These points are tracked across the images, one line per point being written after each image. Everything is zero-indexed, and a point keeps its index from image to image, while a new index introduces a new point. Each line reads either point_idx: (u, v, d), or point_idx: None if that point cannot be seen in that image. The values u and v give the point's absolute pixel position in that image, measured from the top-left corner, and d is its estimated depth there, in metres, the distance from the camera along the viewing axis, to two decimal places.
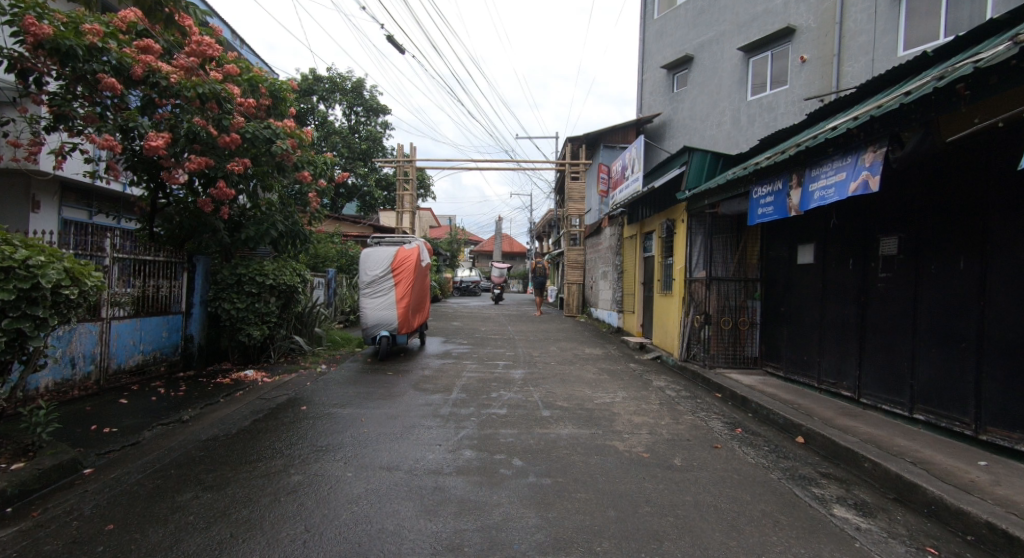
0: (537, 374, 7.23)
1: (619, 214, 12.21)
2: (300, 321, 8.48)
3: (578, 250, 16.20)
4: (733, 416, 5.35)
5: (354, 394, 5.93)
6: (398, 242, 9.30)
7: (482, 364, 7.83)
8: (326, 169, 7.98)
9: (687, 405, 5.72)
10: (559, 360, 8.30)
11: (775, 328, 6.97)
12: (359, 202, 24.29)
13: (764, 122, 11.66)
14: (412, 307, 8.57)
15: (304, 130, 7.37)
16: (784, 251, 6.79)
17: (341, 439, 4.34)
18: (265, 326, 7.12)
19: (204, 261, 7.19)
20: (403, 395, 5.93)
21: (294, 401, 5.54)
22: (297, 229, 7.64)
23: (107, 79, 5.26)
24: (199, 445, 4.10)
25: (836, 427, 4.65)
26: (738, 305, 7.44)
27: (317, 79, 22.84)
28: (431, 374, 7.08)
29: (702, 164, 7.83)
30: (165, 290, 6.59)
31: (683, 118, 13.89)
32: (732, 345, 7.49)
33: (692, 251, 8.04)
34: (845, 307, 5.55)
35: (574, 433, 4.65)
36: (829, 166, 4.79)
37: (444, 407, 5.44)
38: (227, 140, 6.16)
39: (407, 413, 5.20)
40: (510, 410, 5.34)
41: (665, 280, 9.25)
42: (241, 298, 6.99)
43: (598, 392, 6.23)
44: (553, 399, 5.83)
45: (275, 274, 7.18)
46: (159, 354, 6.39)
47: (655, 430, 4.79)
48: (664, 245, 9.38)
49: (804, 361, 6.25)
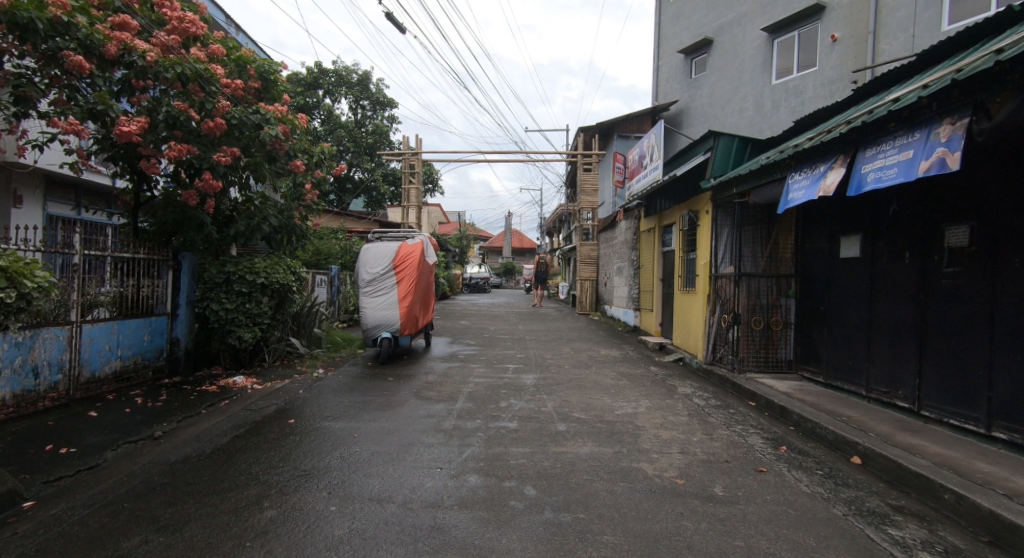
0: (551, 379, 6.64)
1: (635, 206, 11.57)
2: (298, 322, 7.97)
3: (591, 245, 15.56)
4: (775, 430, 4.72)
5: (350, 403, 5.40)
6: (400, 236, 8.73)
7: (490, 369, 7.25)
8: (323, 160, 7.45)
9: (720, 417, 5.10)
10: (573, 363, 7.71)
11: (812, 329, 6.34)
12: (366, 198, 23.79)
13: (790, 107, 10.93)
14: (416, 306, 8.02)
15: (298, 116, 6.84)
16: (823, 243, 6.16)
17: (329, 461, 3.79)
18: (257, 328, 6.64)
19: (190, 259, 6.66)
20: (403, 404, 5.39)
21: (282, 413, 5.00)
22: (292, 224, 7.15)
23: (74, 57, 4.73)
24: (165, 469, 3.57)
25: (900, 446, 4.01)
26: (769, 304, 6.82)
27: (322, 72, 22.34)
28: (435, 380, 6.52)
29: (729, 151, 7.25)
30: (147, 290, 6.06)
31: (702, 105, 13.17)
32: (763, 347, 6.86)
33: (717, 246, 7.46)
34: (898, 307, 4.92)
35: (594, 453, 4.07)
36: (892, 145, 4.09)
37: (447, 420, 4.87)
38: (211, 126, 5.70)
39: (406, 427, 4.65)
40: (521, 424, 4.77)
41: (686, 276, 8.62)
42: (230, 298, 6.48)
43: (618, 401, 5.64)
44: (569, 410, 5.23)
45: (267, 272, 6.68)
46: (140, 360, 5.87)
47: (686, 448, 4.19)
48: (685, 239, 8.76)
49: (848, 367, 5.61)
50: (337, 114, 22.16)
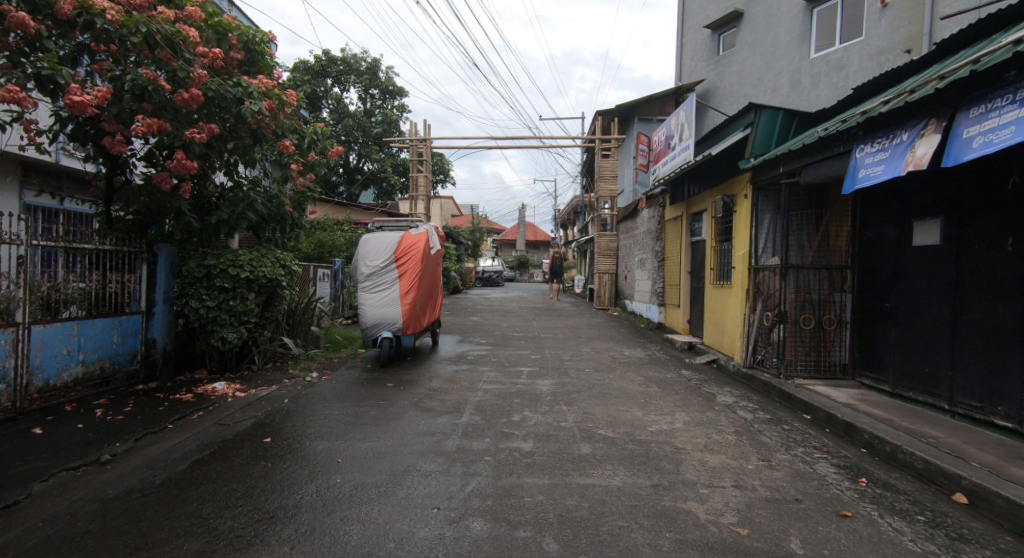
0: (570, 386, 5.87)
1: (659, 193, 10.71)
2: (293, 319, 7.30)
3: (609, 236, 14.69)
4: (846, 455, 3.88)
5: (340, 416, 4.69)
6: (402, 227, 8.03)
7: (502, 372, 6.49)
8: (315, 142, 6.76)
9: (774, 437, 4.28)
10: (593, 366, 6.93)
11: (875, 330, 5.49)
12: (376, 190, 23.17)
13: (832, 82, 9.94)
14: (420, 303, 7.31)
15: (288, 92, 6.11)
16: (890, 230, 5.30)
17: (302, 497, 3.08)
18: (243, 328, 5.98)
19: (168, 251, 5.88)
20: (401, 417, 4.67)
21: (258, 428, 4.28)
22: (282, 212, 6.44)
23: (16, 14, 4.02)
24: (95, 510, 2.87)
25: (1018, 481, 3.17)
26: (821, 300, 5.97)
27: (330, 60, 21.68)
28: (439, 386, 5.79)
29: (772, 125, 6.37)
30: (115, 287, 5.37)
31: (731, 84, 12.22)
32: (813, 349, 6.02)
33: (757, 234, 6.62)
34: (1000, 305, 4.06)
35: (629, 487, 3.28)
36: (1010, 100, 3.20)
37: (450, 439, 4.12)
38: (184, 97, 4.96)
39: (402, 446, 3.94)
40: (537, 444, 4.01)
41: (720, 268, 7.78)
42: (212, 294, 5.80)
43: (650, 414, 4.84)
44: (593, 426, 4.46)
45: (253, 265, 5.98)
46: (108, 365, 5.22)
47: (742, 481, 3.39)
48: (718, 228, 7.90)
49: (925, 375, 4.76)
50: (346, 103, 21.57)
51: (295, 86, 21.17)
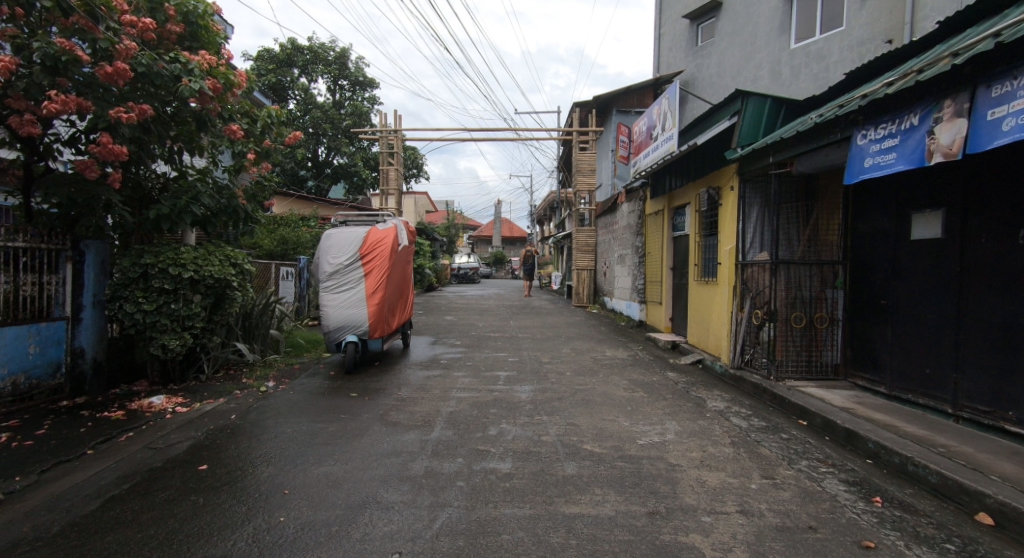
0: (551, 393, 5.44)
1: (639, 187, 10.36)
2: (248, 322, 6.70)
3: (587, 232, 14.35)
4: (853, 469, 3.54)
5: (294, 434, 4.15)
6: (369, 221, 7.48)
7: (477, 378, 6.03)
8: (270, 127, 6.11)
9: (773, 448, 3.92)
10: (575, 369, 6.52)
11: (870, 328, 5.20)
12: (346, 184, 22.35)
13: (812, 73, 9.74)
14: (388, 303, 6.77)
15: (238, 72, 5.49)
16: (886, 222, 5.02)
17: (232, 544, 2.55)
18: (186, 334, 5.38)
19: (98, 248, 5.22)
20: (364, 434, 4.17)
21: (194, 453, 3.71)
22: (233, 205, 5.81)
23: None
24: None
25: None
26: (812, 297, 5.66)
27: (297, 48, 20.75)
28: (408, 395, 5.29)
29: (760, 113, 6.05)
30: (31, 290, 4.69)
31: (710, 75, 11.96)
32: (804, 349, 5.71)
33: (744, 228, 6.29)
34: (1009, 303, 3.79)
35: (621, 518, 2.85)
36: None
37: (418, 461, 3.64)
38: (108, 72, 4.34)
39: (361, 471, 3.43)
40: (517, 465, 3.55)
41: (704, 264, 7.44)
42: (149, 298, 5.16)
43: (639, 424, 4.45)
44: (578, 440, 4.05)
45: (198, 264, 5.37)
46: (22, 379, 4.57)
47: (747, 505, 2.99)
48: (702, 222, 7.57)
49: (925, 376, 4.48)
50: (313, 93, 20.68)
51: (259, 75, 20.24)
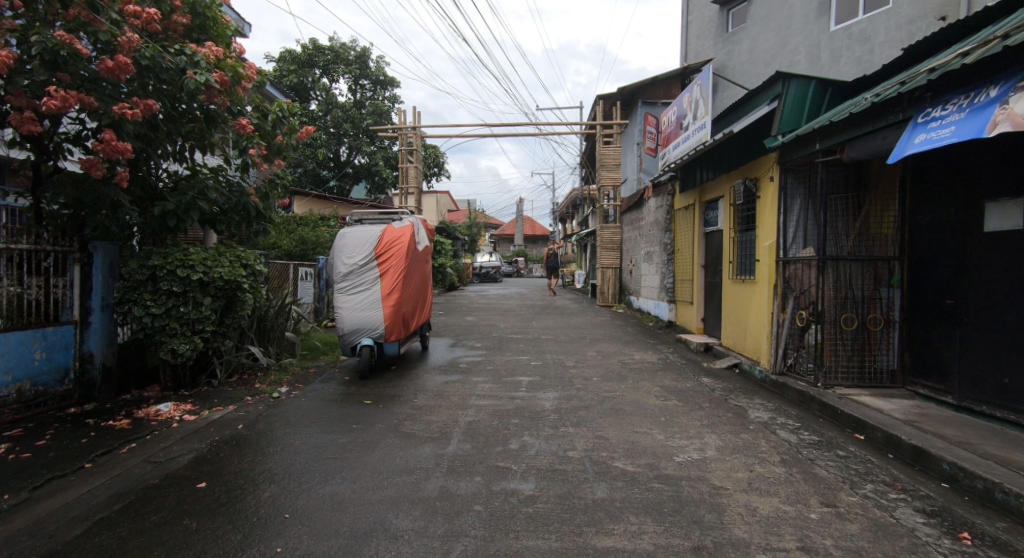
0: (577, 401, 5.06)
1: (667, 181, 9.88)
2: (263, 325, 6.50)
3: (612, 229, 13.88)
4: (928, 496, 3.08)
5: (301, 446, 3.88)
6: (385, 220, 7.22)
7: (498, 384, 5.69)
8: (281, 121, 5.88)
9: (830, 469, 3.47)
10: (602, 374, 6.12)
11: (932, 332, 4.70)
12: (368, 183, 22.25)
13: (855, 56, 9.11)
14: (405, 304, 6.48)
15: (247, 65, 5.26)
16: (950, 213, 4.51)
17: None
18: (197, 338, 5.18)
19: (106, 250, 5.04)
20: (376, 447, 3.87)
21: (195, 468, 3.44)
22: (244, 203, 5.60)
23: None
24: None
25: None
26: (865, 297, 5.18)
27: (318, 48, 20.70)
28: (425, 404, 4.99)
29: (803, 97, 5.55)
30: (37, 293, 4.50)
31: (742, 63, 11.38)
32: (856, 354, 5.21)
33: (786, 222, 5.81)
34: None
35: (662, 555, 2.47)
36: None
37: (431, 480, 3.31)
38: (110, 66, 4.10)
39: (371, 492, 3.13)
40: (541, 486, 3.19)
41: (740, 262, 6.97)
42: (158, 301, 4.97)
43: (675, 437, 4.04)
44: (609, 456, 3.67)
45: (208, 265, 5.17)
46: (29, 386, 4.40)
47: (809, 541, 2.58)
48: (738, 216, 7.08)
49: (1003, 387, 3.98)
50: (334, 93, 20.62)
51: (281, 76, 20.28)
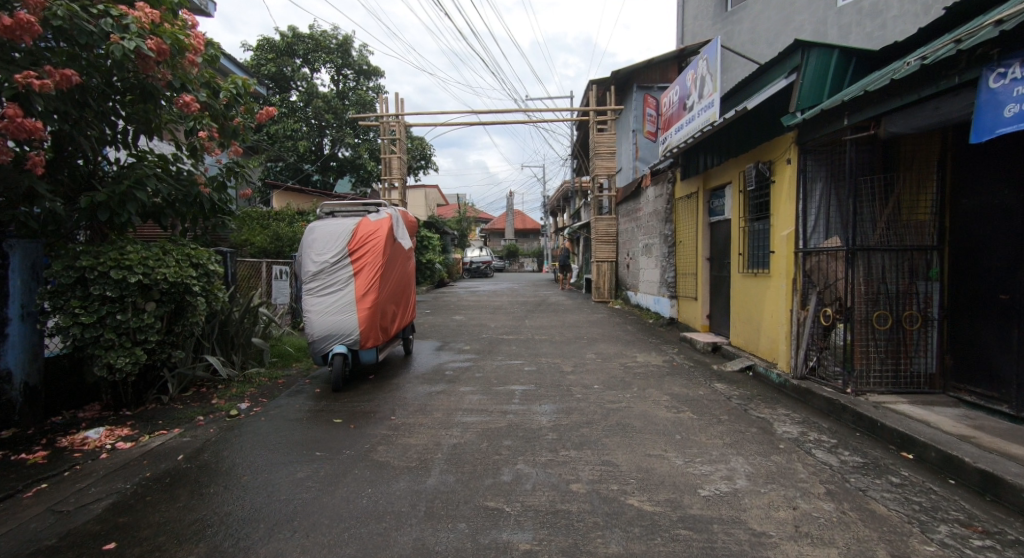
0: (578, 415, 4.43)
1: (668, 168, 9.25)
2: (226, 331, 5.81)
3: (607, 221, 13.25)
4: (1020, 542, 2.48)
5: (249, 484, 3.21)
6: (360, 212, 6.54)
7: (488, 395, 5.04)
8: (238, 101, 5.14)
9: (889, 503, 2.87)
10: (604, 381, 5.49)
11: (983, 331, 4.13)
12: (353, 177, 21.45)
13: (865, 32, 8.47)
14: (383, 306, 5.80)
15: (194, 35, 4.53)
16: (1005, 196, 3.95)
17: None
18: (138, 349, 4.47)
19: (25, 250, 4.31)
20: (341, 482, 3.22)
21: (109, 520, 2.77)
22: (194, 193, 4.89)
23: None
24: None
25: None
26: (900, 292, 4.59)
27: (298, 37, 19.82)
28: (404, 422, 4.33)
29: (825, 69, 4.93)
30: None
31: (744, 43, 10.74)
32: (890, 356, 4.61)
33: (807, 209, 5.20)
34: None
35: None
36: None
37: (404, 530, 2.66)
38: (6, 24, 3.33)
39: (325, 551, 2.47)
40: (540, 538, 2.56)
41: (751, 253, 6.37)
42: (89, 307, 4.25)
43: (696, 462, 3.43)
44: (620, 489, 3.06)
45: (149, 264, 4.46)
46: None
47: None
48: (749, 204, 6.47)
49: None
50: (316, 84, 19.78)
51: (258, 66, 19.37)
